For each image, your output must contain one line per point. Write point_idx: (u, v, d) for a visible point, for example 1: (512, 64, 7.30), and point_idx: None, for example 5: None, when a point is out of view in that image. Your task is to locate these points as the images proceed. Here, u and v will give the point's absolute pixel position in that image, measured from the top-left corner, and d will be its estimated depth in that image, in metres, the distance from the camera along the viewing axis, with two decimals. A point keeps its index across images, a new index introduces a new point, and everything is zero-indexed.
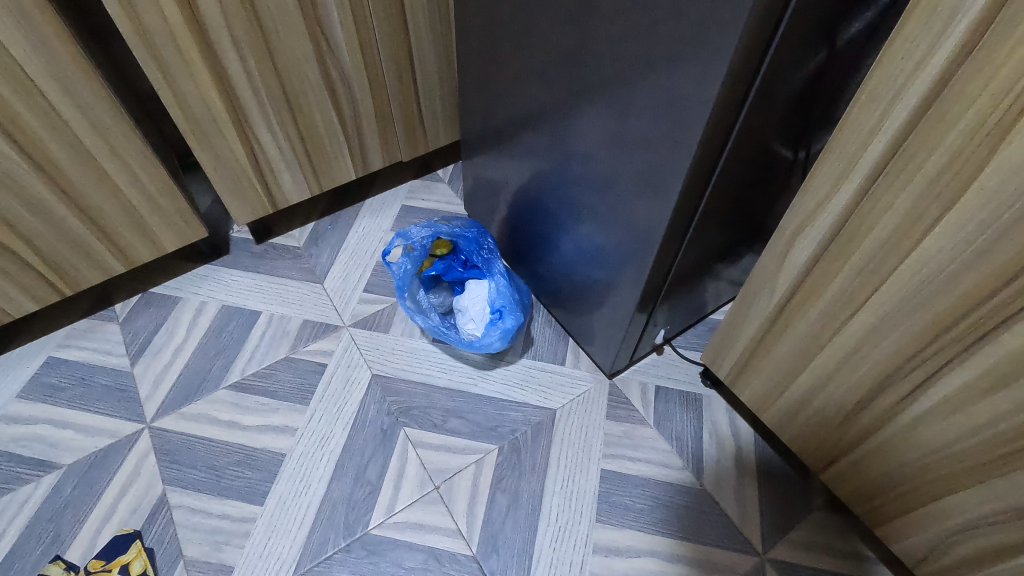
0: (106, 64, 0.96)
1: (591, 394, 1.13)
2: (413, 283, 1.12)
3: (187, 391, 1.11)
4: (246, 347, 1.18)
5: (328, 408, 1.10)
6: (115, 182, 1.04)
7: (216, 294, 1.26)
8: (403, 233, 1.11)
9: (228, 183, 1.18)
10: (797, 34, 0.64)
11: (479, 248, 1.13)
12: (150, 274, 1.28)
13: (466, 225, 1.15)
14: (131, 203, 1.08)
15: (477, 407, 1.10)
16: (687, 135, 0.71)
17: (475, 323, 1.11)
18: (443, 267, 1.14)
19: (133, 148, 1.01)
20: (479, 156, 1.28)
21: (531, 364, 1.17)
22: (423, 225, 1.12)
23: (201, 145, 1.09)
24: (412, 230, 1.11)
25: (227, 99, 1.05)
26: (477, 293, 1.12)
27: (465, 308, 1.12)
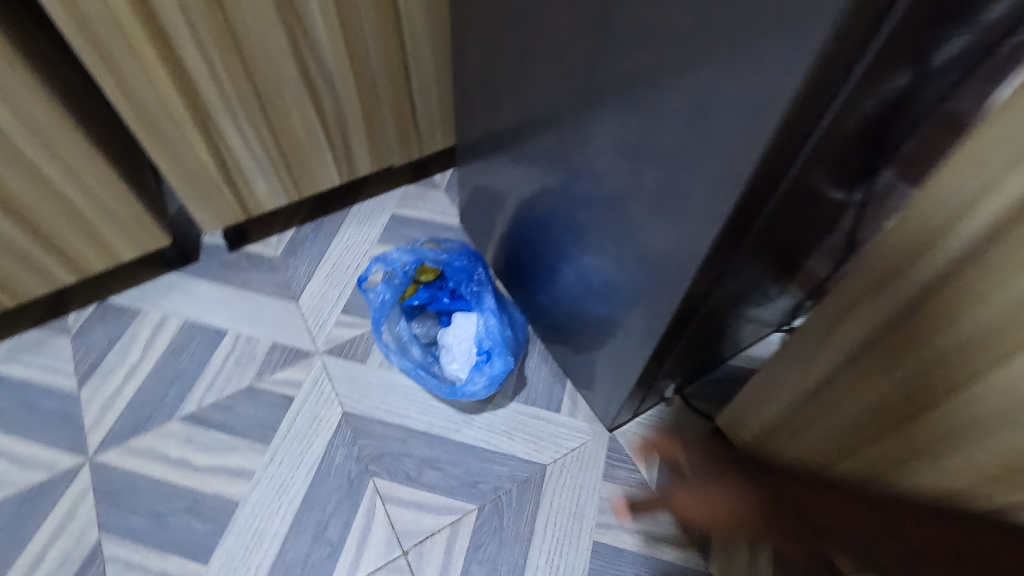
0: (46, 54, 0.83)
1: (588, 450, 0.99)
2: (391, 313, 0.98)
3: (136, 421, 1.00)
4: (206, 373, 1.06)
5: (290, 450, 0.98)
6: (60, 189, 0.92)
7: (180, 308, 1.14)
8: (381, 257, 0.98)
9: (192, 188, 1.06)
10: (891, 50, 0.47)
11: (469, 278, 1.01)
12: (110, 281, 1.16)
13: (457, 249, 1.02)
14: (80, 210, 0.96)
15: (457, 458, 0.98)
16: (725, 177, 0.56)
17: (461, 365, 0.97)
18: (427, 297, 1.01)
19: (77, 150, 0.88)
20: (479, 165, 1.14)
21: (522, 410, 1.03)
22: (406, 249, 0.99)
23: (159, 148, 0.97)
24: (392, 254, 0.98)
25: (186, 96, 0.91)
26: (465, 330, 0.99)
27: (449, 346, 0.99)
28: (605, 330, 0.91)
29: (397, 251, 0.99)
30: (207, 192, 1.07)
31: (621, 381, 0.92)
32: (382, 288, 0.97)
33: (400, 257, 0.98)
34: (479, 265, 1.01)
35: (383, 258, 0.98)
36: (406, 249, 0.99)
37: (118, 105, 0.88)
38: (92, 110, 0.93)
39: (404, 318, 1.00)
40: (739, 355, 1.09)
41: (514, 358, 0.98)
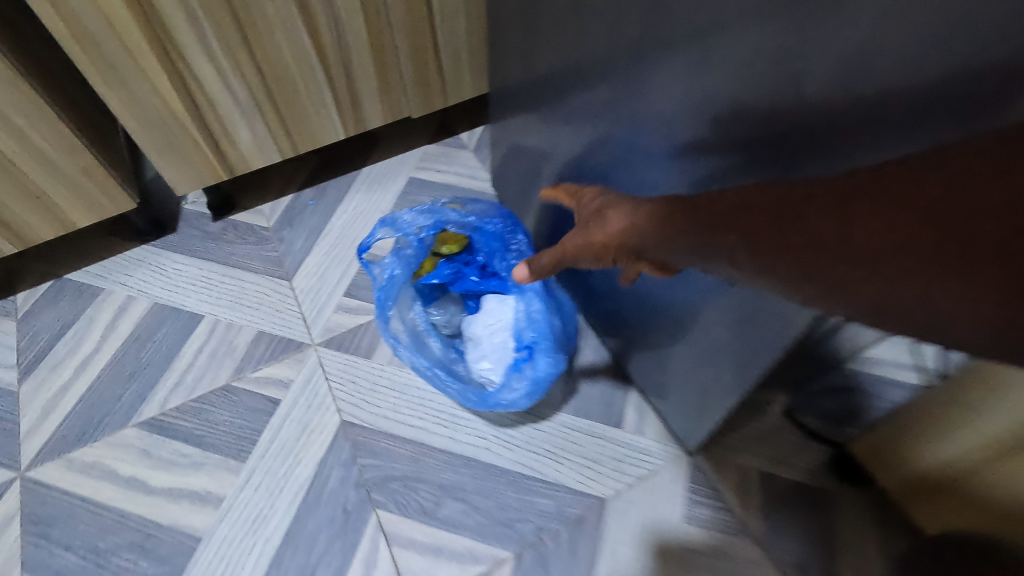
0: None
1: (660, 479, 0.76)
2: (400, 295, 0.73)
3: (83, 427, 0.79)
4: (174, 368, 0.84)
5: (271, 470, 0.76)
6: None
7: (150, 287, 0.93)
8: (386, 220, 0.72)
9: (156, 137, 0.82)
10: None
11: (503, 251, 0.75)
12: (69, 254, 0.96)
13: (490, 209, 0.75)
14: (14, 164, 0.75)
15: (488, 486, 0.76)
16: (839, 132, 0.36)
17: (491, 366, 0.73)
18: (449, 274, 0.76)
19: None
20: (514, 111, 0.89)
21: (570, 425, 0.80)
22: (423, 208, 0.73)
23: (111, 88, 0.75)
24: (404, 214, 0.73)
25: (136, 8, 0.67)
26: (499, 319, 0.74)
27: (478, 339, 0.75)
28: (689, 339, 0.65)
29: (411, 209, 0.73)
30: (173, 142, 0.83)
31: (719, 403, 0.66)
32: (391, 260, 0.73)
33: (415, 218, 0.73)
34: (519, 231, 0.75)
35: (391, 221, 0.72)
36: (423, 208, 0.74)
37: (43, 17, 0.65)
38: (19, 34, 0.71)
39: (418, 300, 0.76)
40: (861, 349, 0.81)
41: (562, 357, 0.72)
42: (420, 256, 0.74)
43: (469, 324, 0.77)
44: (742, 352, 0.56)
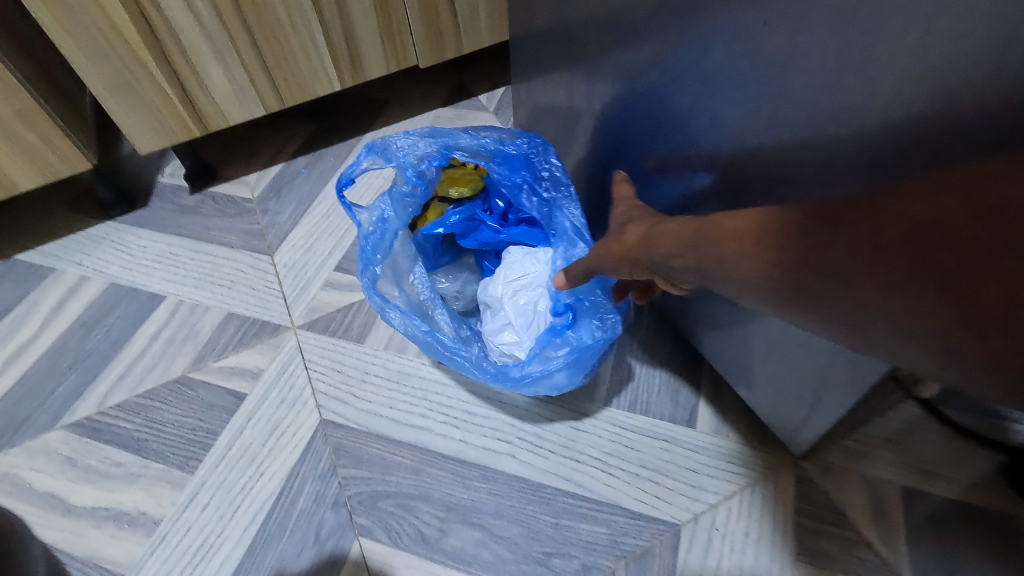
0: None
1: (754, 499, 0.55)
2: (394, 246, 0.56)
3: (1, 430, 0.62)
4: (121, 358, 0.67)
5: (224, 485, 0.57)
6: None
7: (108, 266, 0.77)
8: (372, 147, 0.56)
9: (106, 72, 0.66)
10: None
11: (528, 183, 0.57)
12: (20, 229, 0.80)
13: (509, 132, 0.58)
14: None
15: (513, 508, 0.55)
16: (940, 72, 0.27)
17: (515, 336, 0.56)
18: (458, 223, 0.59)
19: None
20: (530, 46, 0.70)
21: (624, 424, 0.59)
22: (420, 132, 0.57)
23: (52, 12, 0.59)
24: (395, 139, 0.56)
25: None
26: (524, 275, 0.57)
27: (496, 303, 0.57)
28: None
29: (404, 133, 0.56)
30: (128, 80, 0.68)
31: (850, 391, 0.44)
32: (381, 200, 0.56)
33: (410, 143, 0.56)
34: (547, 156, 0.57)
35: (379, 147, 0.55)
36: (421, 132, 0.57)
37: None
38: None
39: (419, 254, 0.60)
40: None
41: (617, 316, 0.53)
42: (418, 194, 0.58)
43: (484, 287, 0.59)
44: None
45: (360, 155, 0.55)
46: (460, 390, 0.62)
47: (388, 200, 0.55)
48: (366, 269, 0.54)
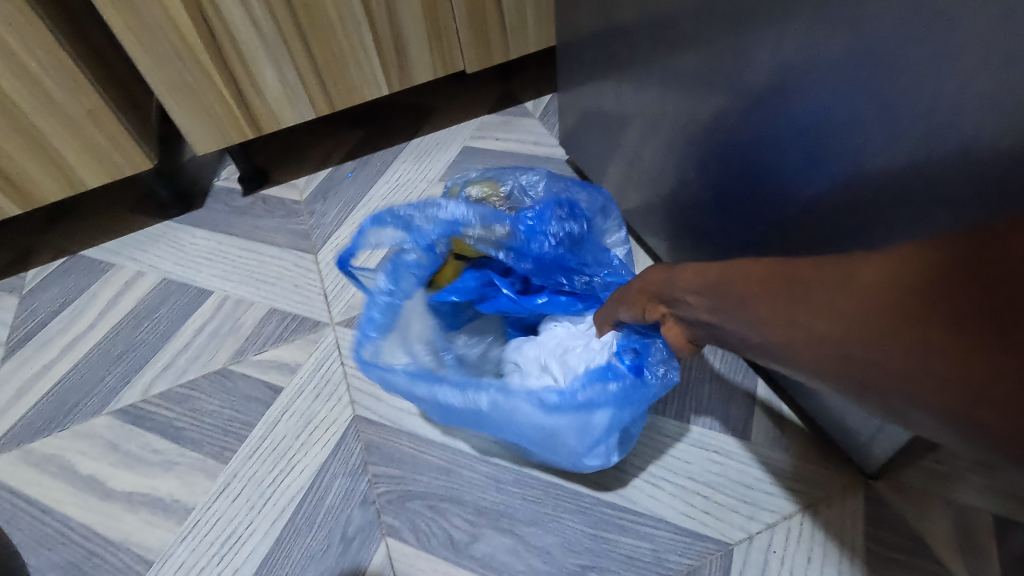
0: None
1: (815, 519, 0.50)
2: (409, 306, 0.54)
3: (53, 413, 0.64)
4: (168, 349, 0.68)
5: (255, 476, 0.57)
6: None
7: (162, 261, 0.79)
8: (383, 213, 0.52)
9: (170, 75, 0.69)
10: None
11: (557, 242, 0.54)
12: (85, 229, 0.83)
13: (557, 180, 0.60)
14: (8, 97, 0.63)
15: (549, 516, 0.52)
16: None
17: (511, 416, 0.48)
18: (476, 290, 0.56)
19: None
20: (574, 44, 0.69)
21: (671, 433, 0.56)
22: (449, 206, 0.51)
23: (123, 17, 0.63)
24: (412, 211, 0.51)
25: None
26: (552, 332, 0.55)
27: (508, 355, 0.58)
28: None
29: (432, 233, 0.52)
30: (188, 82, 0.71)
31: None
32: (373, 301, 0.51)
33: (434, 239, 0.52)
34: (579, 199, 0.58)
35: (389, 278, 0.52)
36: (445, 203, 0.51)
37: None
38: None
39: (440, 319, 0.58)
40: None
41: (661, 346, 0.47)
42: (428, 250, 0.53)
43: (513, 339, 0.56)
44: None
45: (352, 245, 0.52)
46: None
47: (389, 303, 0.52)
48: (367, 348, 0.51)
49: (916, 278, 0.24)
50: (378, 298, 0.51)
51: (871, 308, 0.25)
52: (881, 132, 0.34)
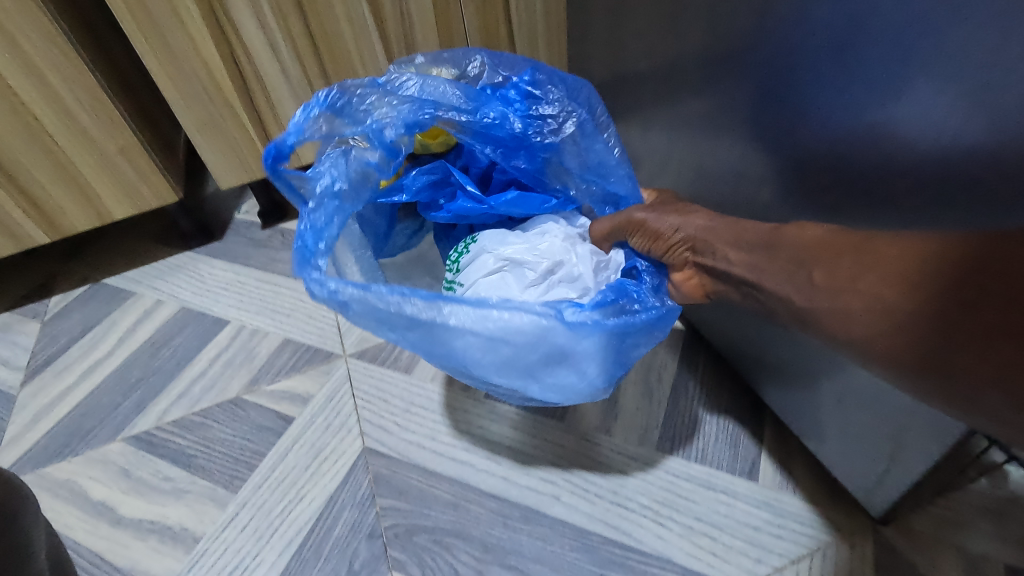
0: None
1: (824, 564, 0.49)
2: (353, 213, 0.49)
3: (67, 438, 0.65)
4: (183, 377, 0.70)
5: (264, 506, 0.57)
6: (29, 110, 0.64)
7: (181, 291, 0.81)
8: (325, 98, 0.48)
9: (200, 114, 0.73)
10: None
11: (513, 132, 0.50)
12: (108, 258, 0.86)
13: (504, 63, 0.53)
14: (46, 132, 0.66)
15: (555, 555, 0.52)
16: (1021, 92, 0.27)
17: (519, 333, 0.41)
18: (430, 197, 0.56)
19: (30, 26, 0.59)
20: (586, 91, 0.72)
21: (678, 471, 0.56)
22: (410, 88, 0.49)
23: (161, 60, 0.67)
24: (366, 92, 0.50)
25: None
26: (528, 236, 0.51)
27: (470, 273, 0.50)
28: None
29: (389, 131, 0.49)
30: (217, 121, 0.74)
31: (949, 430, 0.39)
32: (317, 199, 0.47)
33: (387, 129, 0.49)
34: (539, 92, 0.50)
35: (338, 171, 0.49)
36: (403, 81, 0.50)
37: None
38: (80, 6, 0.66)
39: (378, 227, 0.57)
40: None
41: (644, 263, 0.49)
42: (386, 147, 0.50)
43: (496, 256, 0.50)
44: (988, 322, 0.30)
45: (286, 134, 0.47)
46: (502, 426, 0.61)
47: (335, 209, 0.48)
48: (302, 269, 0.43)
49: (944, 262, 0.30)
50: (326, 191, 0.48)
51: (905, 282, 0.31)
52: (883, 184, 0.36)
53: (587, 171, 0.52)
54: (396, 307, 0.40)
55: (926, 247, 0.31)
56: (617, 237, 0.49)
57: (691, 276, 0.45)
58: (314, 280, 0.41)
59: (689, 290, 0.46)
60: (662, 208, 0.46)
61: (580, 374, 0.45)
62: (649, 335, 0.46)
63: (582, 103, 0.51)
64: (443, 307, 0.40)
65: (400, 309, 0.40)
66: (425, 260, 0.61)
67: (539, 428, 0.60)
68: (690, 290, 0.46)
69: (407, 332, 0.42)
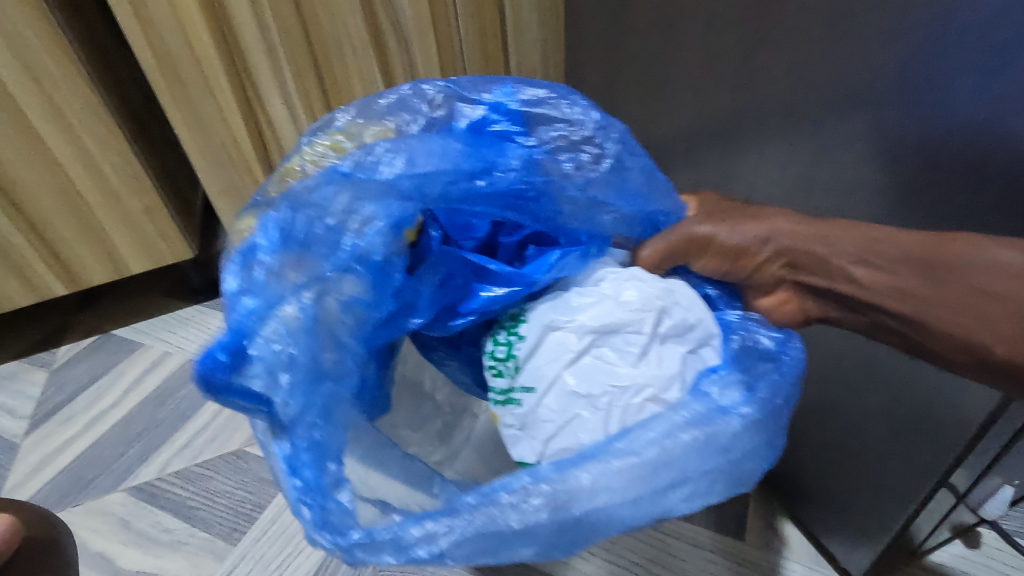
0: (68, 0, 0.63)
1: None
2: (342, 371, 0.37)
3: (69, 487, 0.66)
4: (186, 429, 0.71)
5: (262, 560, 0.59)
6: (66, 173, 0.69)
7: (189, 344, 0.82)
8: (276, 233, 0.36)
9: (220, 179, 0.78)
10: None
11: (544, 173, 0.37)
12: (119, 311, 0.89)
13: (474, 86, 0.39)
14: (78, 193, 0.71)
15: None
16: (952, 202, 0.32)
17: (667, 463, 0.33)
18: (438, 305, 0.40)
19: (79, 100, 0.65)
20: None
21: (668, 529, 0.59)
22: (396, 166, 0.36)
23: (191, 131, 0.73)
24: (325, 193, 0.36)
25: (220, 36, 0.65)
26: (588, 289, 0.37)
27: (541, 366, 0.36)
28: (855, 394, 0.46)
29: (369, 247, 0.36)
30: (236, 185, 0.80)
31: (916, 489, 0.45)
32: (295, 391, 0.35)
33: (368, 248, 0.36)
34: (542, 111, 0.38)
35: (309, 335, 0.36)
36: (379, 162, 0.36)
37: (135, 46, 0.64)
38: (122, 80, 0.72)
39: (371, 382, 0.40)
40: (990, 502, 0.48)
41: (713, 290, 0.40)
42: (371, 271, 0.37)
43: (545, 346, 0.36)
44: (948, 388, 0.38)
45: (234, 318, 0.36)
46: (543, 564, 0.57)
47: (321, 403, 0.36)
48: (326, 537, 0.34)
49: None
50: (303, 372, 0.36)
51: None
52: None
53: (619, 196, 0.39)
54: (518, 518, 0.33)
55: (979, 338, 0.30)
56: (671, 263, 0.39)
57: (787, 300, 0.37)
58: (366, 548, 0.33)
59: (783, 316, 0.38)
60: (728, 219, 0.36)
61: (753, 468, 0.35)
62: (796, 384, 0.37)
63: (598, 109, 0.39)
64: (574, 481, 0.33)
65: (518, 519, 0.33)
66: (410, 382, 0.46)
67: (589, 558, 0.58)
68: (786, 316, 0.37)
69: (539, 542, 0.33)
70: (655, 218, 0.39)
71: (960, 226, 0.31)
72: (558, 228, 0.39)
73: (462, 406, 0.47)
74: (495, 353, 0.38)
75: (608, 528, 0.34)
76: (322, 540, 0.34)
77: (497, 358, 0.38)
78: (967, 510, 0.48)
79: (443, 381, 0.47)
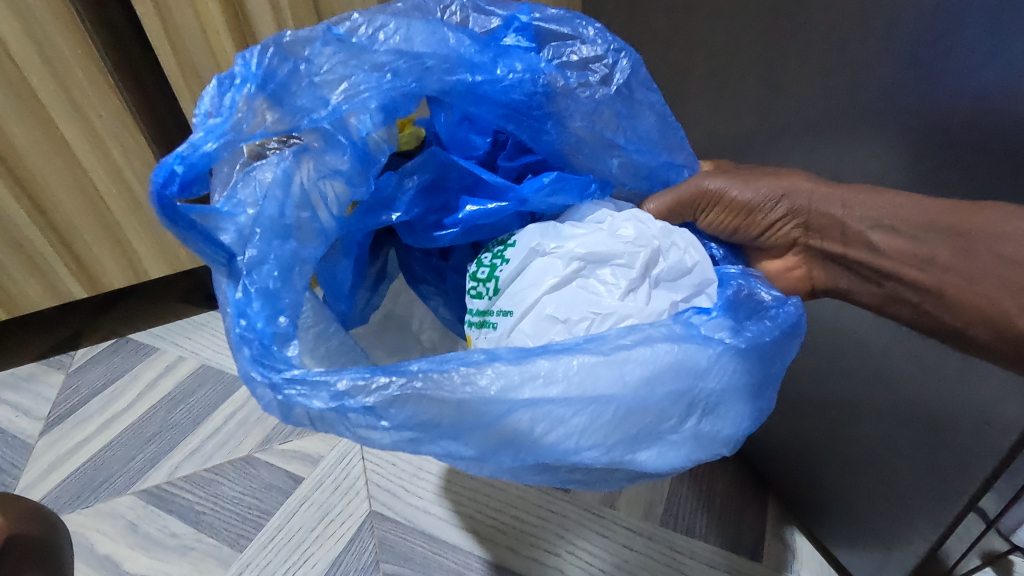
0: (100, 12, 0.65)
1: None
2: (309, 242, 0.35)
3: (80, 490, 0.66)
4: (198, 433, 0.71)
5: (268, 567, 0.58)
6: (93, 179, 0.71)
7: (204, 349, 0.83)
8: (257, 67, 0.33)
9: None
10: None
11: (546, 87, 0.36)
12: (135, 316, 0.90)
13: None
14: (103, 199, 0.73)
15: None
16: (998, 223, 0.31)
17: (646, 371, 0.29)
18: (422, 211, 0.40)
19: (105, 107, 0.67)
20: None
21: (682, 549, 0.57)
22: (392, 40, 0.34)
23: None
24: (317, 51, 0.34)
25: (242, 43, 0.66)
26: (584, 223, 0.37)
27: (522, 290, 0.34)
28: (887, 408, 0.44)
29: (356, 122, 0.36)
30: None
31: (943, 507, 0.43)
32: (259, 238, 0.33)
33: (355, 120, 0.35)
34: (554, 27, 0.37)
35: (282, 192, 0.35)
36: (378, 34, 0.34)
37: (158, 50, 0.64)
38: (151, 88, 0.73)
39: (346, 278, 0.41)
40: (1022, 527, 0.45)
41: (718, 250, 0.39)
42: (356, 148, 0.36)
43: (533, 261, 0.35)
44: (987, 399, 0.37)
45: (198, 138, 0.31)
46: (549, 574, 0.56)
47: (282, 257, 0.34)
48: (259, 370, 0.29)
49: None
50: (273, 223, 0.34)
51: None
52: None
53: (631, 140, 0.39)
54: (467, 386, 0.28)
55: (1001, 302, 0.30)
56: (679, 219, 0.39)
57: (794, 266, 0.38)
58: (303, 387, 0.28)
59: (788, 282, 0.39)
60: (740, 175, 0.37)
61: (731, 422, 0.32)
62: (792, 344, 0.33)
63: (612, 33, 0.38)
64: (531, 368, 0.28)
65: (470, 387, 0.28)
66: (398, 319, 0.45)
67: (599, 568, 0.56)
68: (791, 282, 0.39)
69: (480, 440, 0.29)
70: (665, 173, 0.40)
71: (986, 234, 0.31)
72: (563, 162, 0.39)
73: (447, 348, 0.45)
74: (477, 275, 0.38)
75: (561, 443, 0.29)
76: (254, 376, 0.29)
77: (478, 280, 0.37)
78: (998, 534, 0.45)
79: (432, 323, 0.45)
